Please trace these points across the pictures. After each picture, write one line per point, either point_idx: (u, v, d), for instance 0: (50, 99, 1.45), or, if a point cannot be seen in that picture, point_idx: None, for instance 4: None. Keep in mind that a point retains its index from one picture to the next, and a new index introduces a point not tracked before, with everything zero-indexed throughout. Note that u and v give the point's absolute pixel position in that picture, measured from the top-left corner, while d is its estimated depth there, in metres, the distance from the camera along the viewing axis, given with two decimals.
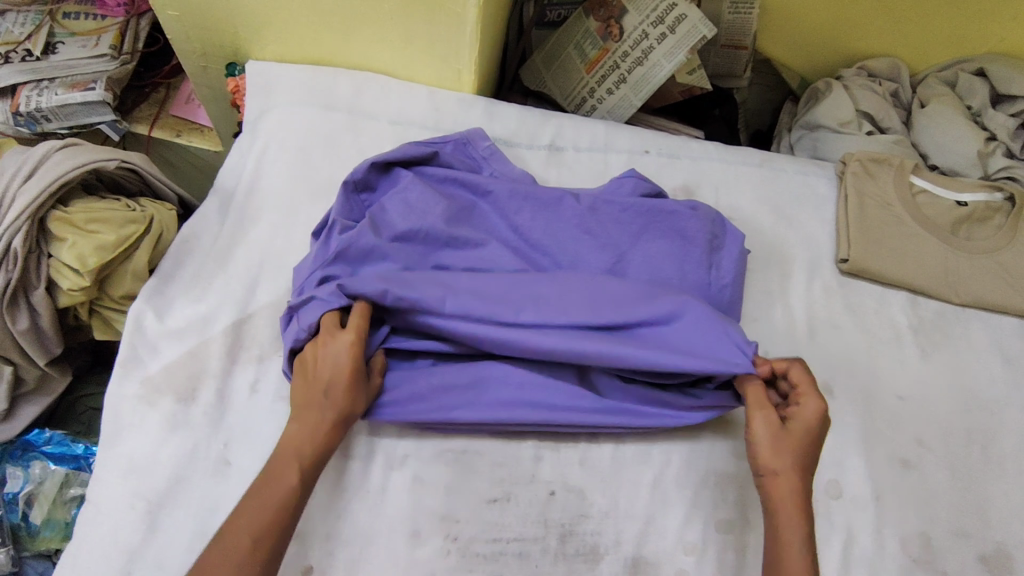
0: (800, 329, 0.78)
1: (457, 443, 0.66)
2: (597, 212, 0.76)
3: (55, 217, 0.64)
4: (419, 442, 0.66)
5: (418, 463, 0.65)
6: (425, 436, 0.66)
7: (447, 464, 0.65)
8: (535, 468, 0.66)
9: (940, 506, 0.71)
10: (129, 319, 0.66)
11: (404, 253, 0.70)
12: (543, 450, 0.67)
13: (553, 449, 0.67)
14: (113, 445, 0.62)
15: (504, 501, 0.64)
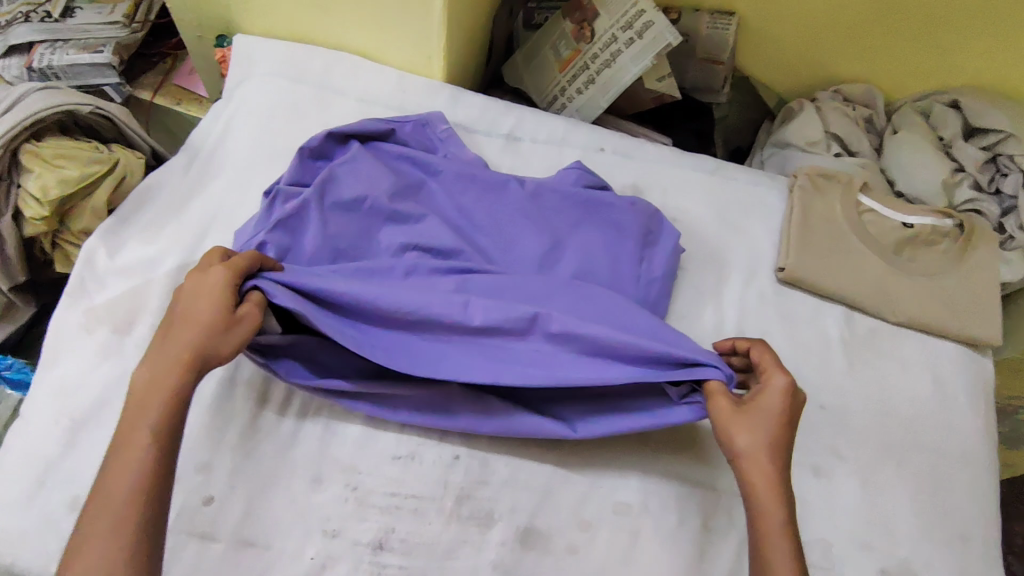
0: (729, 331, 0.79)
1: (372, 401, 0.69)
2: (539, 199, 0.79)
3: (25, 150, 0.69)
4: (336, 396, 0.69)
5: (332, 415, 0.68)
6: None
7: (359, 419, 0.68)
8: (442, 432, 0.68)
9: (845, 516, 0.71)
10: (82, 254, 0.71)
11: (345, 222, 0.75)
12: None
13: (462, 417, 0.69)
14: (52, 367, 0.67)
15: (408, 459, 0.67)
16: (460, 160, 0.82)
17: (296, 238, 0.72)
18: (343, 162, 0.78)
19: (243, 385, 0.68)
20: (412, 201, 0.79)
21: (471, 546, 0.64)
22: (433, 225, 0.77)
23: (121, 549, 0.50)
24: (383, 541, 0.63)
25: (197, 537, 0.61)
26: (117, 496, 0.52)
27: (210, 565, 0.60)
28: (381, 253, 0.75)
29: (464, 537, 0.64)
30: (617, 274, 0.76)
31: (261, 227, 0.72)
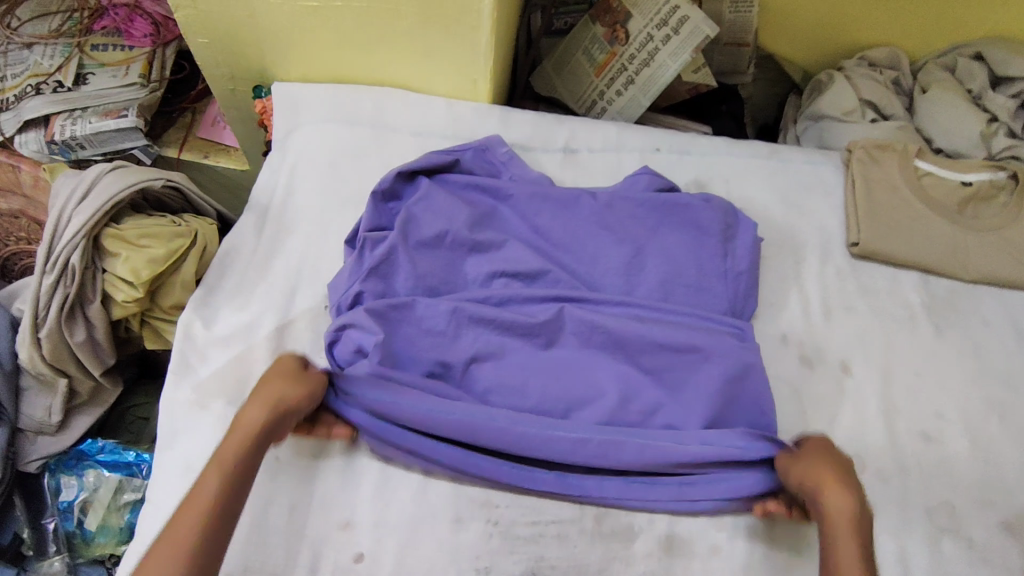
0: (816, 312, 0.80)
1: None
2: (613, 209, 0.80)
3: (109, 234, 0.68)
4: None
5: None
6: None
7: None
8: None
9: (962, 476, 0.73)
10: (179, 328, 0.70)
11: (430, 262, 0.74)
12: None
13: None
14: (171, 446, 0.66)
15: None
16: (528, 181, 0.83)
17: (389, 282, 0.72)
18: (418, 198, 0.78)
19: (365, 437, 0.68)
20: (488, 229, 0.79)
21: (619, 562, 0.65)
22: (515, 251, 0.77)
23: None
24: (535, 570, 0.64)
25: None
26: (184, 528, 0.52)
27: None
28: (471, 286, 0.75)
29: (611, 553, 0.65)
30: (703, 276, 0.76)
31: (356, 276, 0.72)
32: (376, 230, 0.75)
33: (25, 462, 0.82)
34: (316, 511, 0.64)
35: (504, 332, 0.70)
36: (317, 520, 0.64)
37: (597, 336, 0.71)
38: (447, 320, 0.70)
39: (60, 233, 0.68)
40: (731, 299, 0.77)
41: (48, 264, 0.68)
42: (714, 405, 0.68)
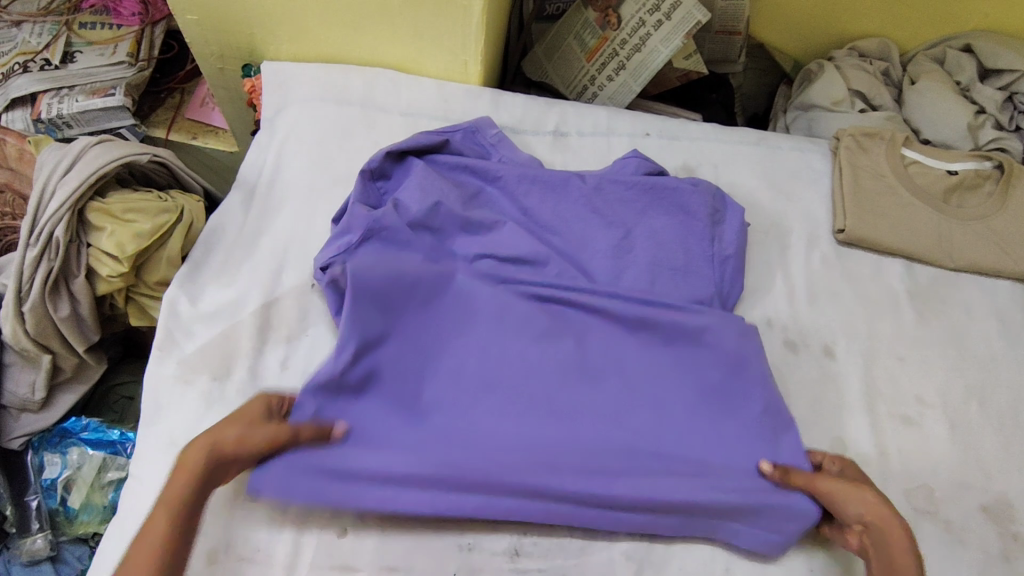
0: (801, 298, 0.81)
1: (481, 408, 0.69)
2: (602, 192, 0.80)
3: (93, 208, 0.67)
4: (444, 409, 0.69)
5: None
6: None
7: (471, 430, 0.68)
8: None
9: (942, 460, 0.74)
10: (164, 304, 0.70)
11: (425, 240, 0.75)
12: None
13: None
14: (155, 421, 0.66)
15: None
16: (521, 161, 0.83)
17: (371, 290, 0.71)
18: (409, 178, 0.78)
19: None
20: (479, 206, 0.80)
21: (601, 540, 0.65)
22: (504, 237, 0.77)
23: None
24: (518, 547, 0.64)
25: (340, 569, 0.62)
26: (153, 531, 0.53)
27: None
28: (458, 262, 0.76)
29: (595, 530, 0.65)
30: (691, 259, 0.77)
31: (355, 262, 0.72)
32: (365, 208, 0.74)
33: (6, 440, 0.81)
34: None
35: (494, 382, 0.68)
36: (301, 494, 0.64)
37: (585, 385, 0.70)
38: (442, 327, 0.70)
39: (44, 207, 0.67)
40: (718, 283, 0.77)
41: (33, 237, 0.67)
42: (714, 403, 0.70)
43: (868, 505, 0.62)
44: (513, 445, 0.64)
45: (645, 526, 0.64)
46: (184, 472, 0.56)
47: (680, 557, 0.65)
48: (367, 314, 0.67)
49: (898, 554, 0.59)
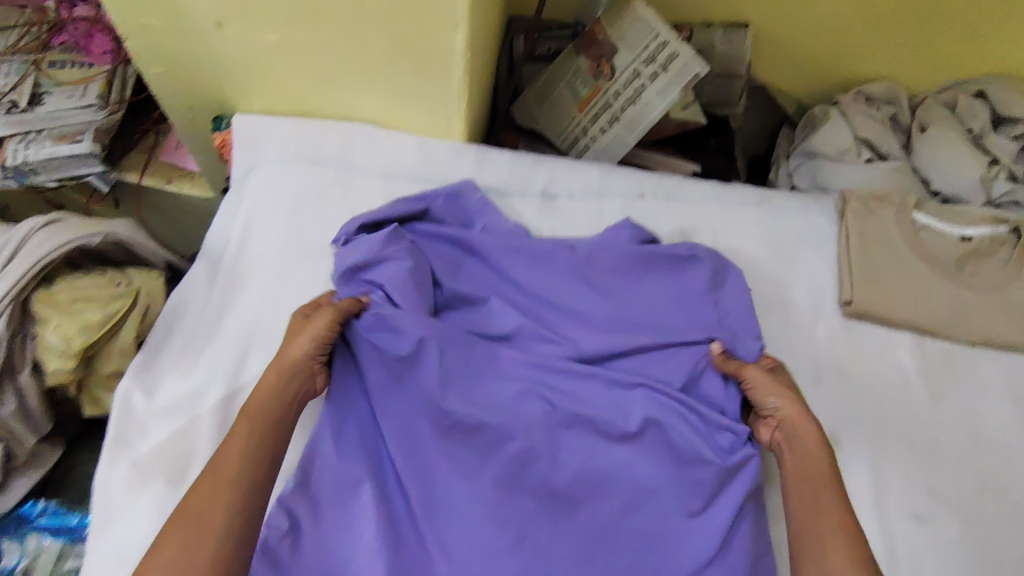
0: (805, 378, 0.76)
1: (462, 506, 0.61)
2: (593, 263, 0.75)
3: (37, 298, 0.62)
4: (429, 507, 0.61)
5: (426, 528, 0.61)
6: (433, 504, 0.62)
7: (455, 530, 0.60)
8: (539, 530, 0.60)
9: (956, 561, 0.68)
10: (117, 400, 0.65)
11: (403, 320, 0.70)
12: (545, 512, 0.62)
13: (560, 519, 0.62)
14: (104, 532, 0.60)
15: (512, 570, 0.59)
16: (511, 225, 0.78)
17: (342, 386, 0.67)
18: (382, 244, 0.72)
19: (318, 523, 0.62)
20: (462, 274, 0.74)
21: None
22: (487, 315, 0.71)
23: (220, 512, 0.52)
24: None
25: None
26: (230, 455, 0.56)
27: None
28: None
29: None
30: (692, 337, 0.72)
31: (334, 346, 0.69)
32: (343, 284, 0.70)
33: None
34: None
35: (458, 494, 0.61)
36: None
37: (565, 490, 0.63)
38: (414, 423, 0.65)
39: None
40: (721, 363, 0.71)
41: None
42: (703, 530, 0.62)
43: (785, 408, 0.65)
44: None
45: None
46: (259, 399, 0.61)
47: None
48: (346, 410, 0.67)
49: (811, 445, 0.62)
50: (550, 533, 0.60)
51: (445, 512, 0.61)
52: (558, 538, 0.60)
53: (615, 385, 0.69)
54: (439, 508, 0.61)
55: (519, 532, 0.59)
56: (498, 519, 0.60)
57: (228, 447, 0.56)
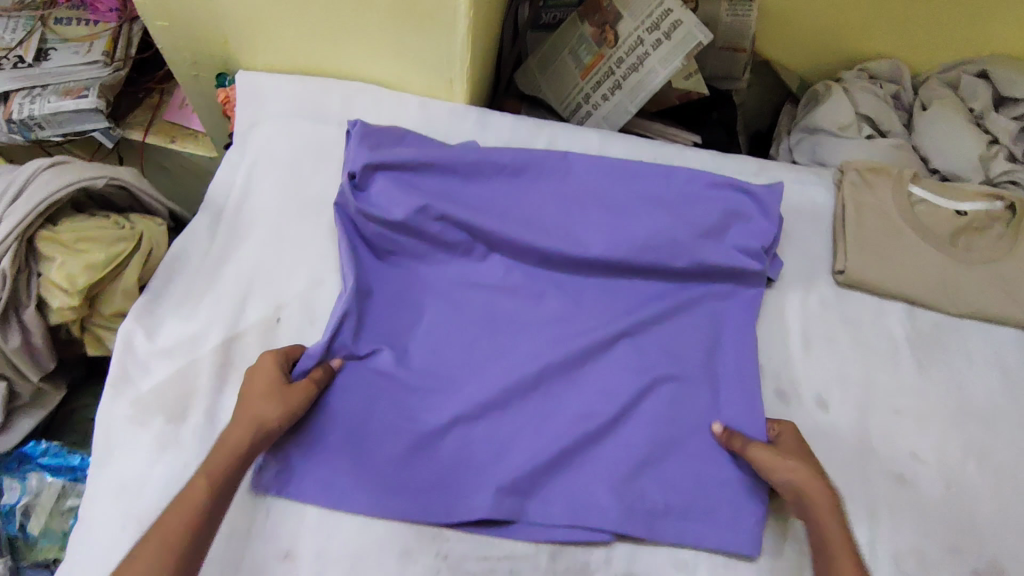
0: (794, 341, 0.77)
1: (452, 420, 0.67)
2: (587, 197, 0.78)
3: (42, 236, 0.63)
4: (422, 420, 0.67)
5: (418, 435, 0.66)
6: (426, 418, 0.67)
7: (446, 437, 0.67)
8: (525, 437, 0.68)
9: (934, 521, 0.71)
10: (119, 339, 0.67)
11: (411, 253, 0.75)
12: (531, 423, 0.68)
13: (544, 436, 0.68)
14: (105, 466, 0.63)
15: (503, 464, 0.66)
16: (524, 160, 0.78)
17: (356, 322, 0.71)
18: (393, 194, 0.74)
19: (319, 455, 0.65)
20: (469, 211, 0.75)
21: None
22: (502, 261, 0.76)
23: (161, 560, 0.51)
24: None
25: None
26: (194, 492, 0.56)
27: None
28: (442, 273, 0.76)
29: None
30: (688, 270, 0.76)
31: (345, 281, 0.71)
32: (351, 216, 0.74)
33: None
34: (254, 542, 0.62)
35: (449, 407, 0.68)
36: (255, 550, 0.61)
37: (575, 411, 0.69)
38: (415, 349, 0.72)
39: None
40: (714, 293, 0.77)
41: None
42: (676, 444, 0.69)
43: (796, 472, 0.63)
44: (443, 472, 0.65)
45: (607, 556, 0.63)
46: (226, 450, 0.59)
47: None
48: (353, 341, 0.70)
49: (824, 513, 0.61)
50: (533, 437, 0.68)
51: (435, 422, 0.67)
52: (539, 444, 0.67)
53: (602, 314, 0.75)
54: (430, 420, 0.67)
55: (506, 437, 0.68)
56: (487, 427, 0.68)
57: (185, 497, 0.55)
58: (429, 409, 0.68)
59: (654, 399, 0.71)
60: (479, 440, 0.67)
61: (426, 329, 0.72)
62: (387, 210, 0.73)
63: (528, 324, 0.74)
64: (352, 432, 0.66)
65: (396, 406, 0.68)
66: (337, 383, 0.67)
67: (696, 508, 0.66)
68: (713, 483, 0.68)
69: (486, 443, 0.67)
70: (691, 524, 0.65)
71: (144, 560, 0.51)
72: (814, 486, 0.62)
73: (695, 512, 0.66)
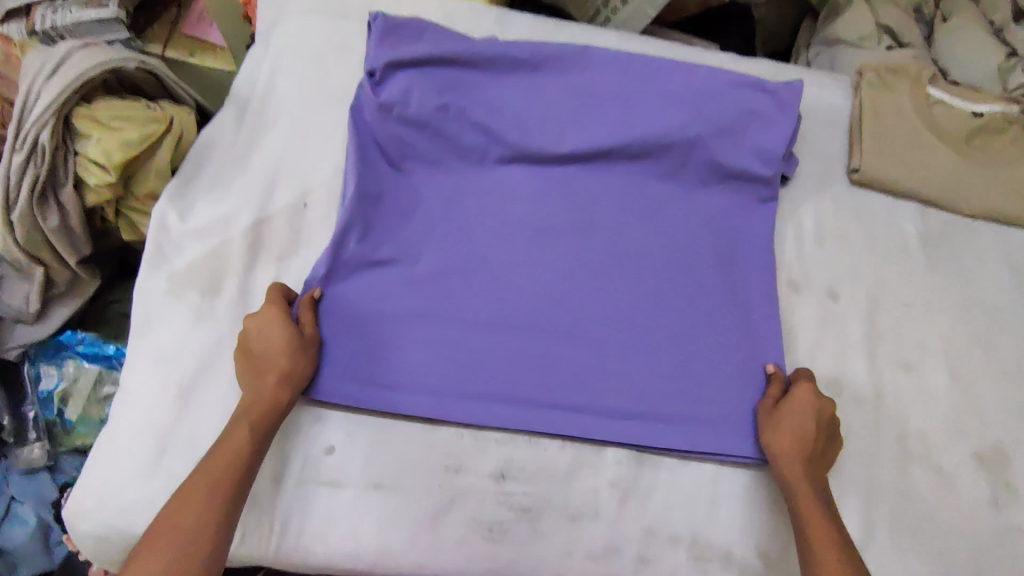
0: (808, 237, 0.79)
1: (469, 311, 0.69)
2: (603, 99, 0.78)
3: (78, 115, 0.67)
4: (441, 309, 0.68)
5: (437, 323, 0.68)
6: (444, 307, 0.69)
7: (464, 327, 0.68)
8: (540, 328, 0.69)
9: (938, 405, 0.73)
10: (153, 218, 0.69)
11: (427, 147, 0.75)
12: (547, 315, 0.70)
13: (560, 326, 0.69)
14: (143, 336, 0.66)
15: (520, 352, 0.68)
16: (542, 58, 0.78)
17: (376, 214, 0.71)
18: (414, 88, 0.74)
19: (345, 331, 0.66)
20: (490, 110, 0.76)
21: (589, 467, 0.65)
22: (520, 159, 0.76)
23: (210, 518, 0.54)
24: (505, 471, 0.64)
25: (326, 484, 0.63)
26: (230, 447, 0.57)
27: (343, 511, 0.62)
28: (461, 166, 0.75)
29: (582, 458, 0.66)
30: (704, 166, 0.77)
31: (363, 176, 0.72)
32: (370, 111, 0.74)
33: (5, 349, 0.82)
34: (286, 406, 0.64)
35: (466, 300, 0.69)
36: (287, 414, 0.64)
37: (589, 307, 0.70)
38: (431, 245, 0.71)
39: (27, 111, 0.66)
40: (729, 188, 0.78)
41: (19, 141, 0.65)
42: (688, 334, 0.71)
43: (781, 440, 0.63)
44: (461, 360, 0.67)
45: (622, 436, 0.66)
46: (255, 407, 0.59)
47: (666, 487, 0.66)
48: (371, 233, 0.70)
49: (795, 481, 0.62)
50: (548, 330, 0.69)
51: (453, 314, 0.68)
52: (554, 335, 0.69)
53: (618, 213, 0.75)
54: (447, 312, 0.68)
55: (522, 329, 0.69)
56: (503, 320, 0.69)
57: (222, 452, 0.57)
58: (445, 301, 0.69)
59: (669, 294, 0.72)
60: (496, 329, 0.69)
61: (442, 223, 0.72)
62: (410, 104, 0.74)
63: (545, 221, 0.74)
64: (371, 321, 0.67)
65: (414, 298, 0.69)
66: (361, 273, 0.69)
67: (709, 388, 0.69)
68: (724, 364, 0.70)
69: (502, 335, 0.68)
70: (702, 402, 0.68)
71: (192, 520, 0.53)
72: (791, 455, 0.62)
73: (707, 391, 0.69)
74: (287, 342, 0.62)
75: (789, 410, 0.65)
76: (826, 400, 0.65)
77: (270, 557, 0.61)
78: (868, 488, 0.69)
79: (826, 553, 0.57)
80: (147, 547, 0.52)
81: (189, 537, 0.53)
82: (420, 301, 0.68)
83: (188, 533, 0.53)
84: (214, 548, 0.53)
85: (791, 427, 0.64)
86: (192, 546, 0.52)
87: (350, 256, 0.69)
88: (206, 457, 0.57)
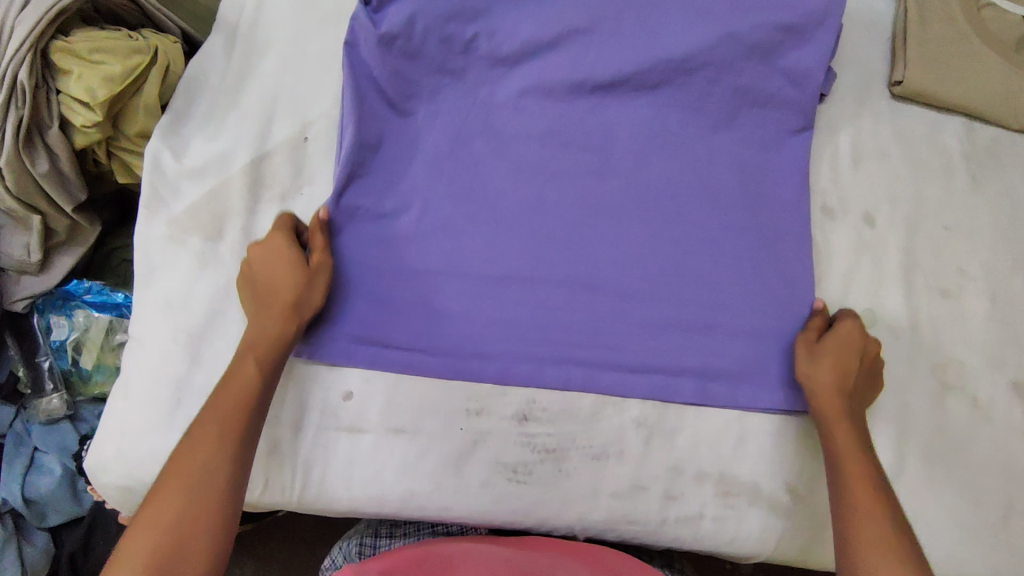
0: (844, 158, 0.74)
1: (481, 261, 0.65)
2: (623, 18, 0.70)
3: (57, 48, 0.61)
4: (452, 260, 0.65)
5: (448, 276, 0.65)
6: (454, 258, 0.65)
7: (476, 280, 0.65)
8: (557, 278, 0.66)
9: (976, 333, 0.70)
10: (147, 159, 0.65)
11: (429, 83, 0.69)
12: (564, 262, 0.66)
13: (578, 272, 0.66)
14: (148, 285, 0.63)
15: (536, 303, 0.65)
16: None
17: (377, 159, 0.67)
18: (413, 15, 0.67)
19: (356, 276, 0.64)
20: (499, 38, 0.69)
21: (613, 406, 0.64)
22: (531, 93, 0.69)
23: (224, 447, 0.52)
24: (527, 413, 0.63)
25: (345, 430, 0.62)
26: (242, 377, 0.56)
27: (365, 455, 0.61)
28: (466, 98, 0.69)
29: (605, 399, 0.64)
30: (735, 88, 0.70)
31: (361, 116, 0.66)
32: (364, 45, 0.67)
33: (11, 302, 0.79)
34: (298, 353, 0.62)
35: (477, 252, 0.66)
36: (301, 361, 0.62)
37: (608, 253, 0.67)
38: (439, 191, 0.67)
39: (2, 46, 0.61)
40: (762, 112, 0.70)
41: None
42: (715, 276, 0.67)
43: (821, 377, 0.60)
44: (474, 316, 0.64)
45: (645, 387, 0.64)
46: (266, 336, 0.58)
47: (692, 425, 0.64)
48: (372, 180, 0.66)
49: (836, 422, 0.58)
50: (565, 280, 0.66)
51: (463, 267, 0.65)
52: (570, 286, 0.66)
53: (639, 147, 0.69)
54: (458, 265, 0.65)
55: (536, 281, 0.65)
56: (518, 271, 0.66)
57: (234, 381, 0.55)
58: (456, 254, 0.65)
59: (694, 234, 0.68)
60: (511, 280, 0.65)
61: (450, 167, 0.68)
62: (414, 34, 0.67)
63: (559, 162, 0.69)
64: (379, 277, 0.64)
65: (422, 251, 0.65)
66: (365, 227, 0.65)
67: (736, 327, 0.66)
68: (754, 303, 0.66)
69: (516, 288, 0.65)
70: (730, 343, 0.65)
71: (207, 451, 0.52)
72: (831, 392, 0.59)
73: (736, 330, 0.66)
74: (291, 273, 0.59)
75: (836, 344, 0.61)
76: (873, 340, 0.63)
77: (295, 501, 0.61)
78: (901, 421, 0.67)
79: (867, 498, 0.54)
80: (166, 480, 0.51)
81: (206, 468, 0.51)
82: (430, 254, 0.65)
83: (205, 466, 0.51)
84: (232, 479, 0.52)
85: (837, 363, 0.60)
86: (210, 479, 0.51)
87: (353, 203, 0.65)
88: (217, 389, 0.55)
